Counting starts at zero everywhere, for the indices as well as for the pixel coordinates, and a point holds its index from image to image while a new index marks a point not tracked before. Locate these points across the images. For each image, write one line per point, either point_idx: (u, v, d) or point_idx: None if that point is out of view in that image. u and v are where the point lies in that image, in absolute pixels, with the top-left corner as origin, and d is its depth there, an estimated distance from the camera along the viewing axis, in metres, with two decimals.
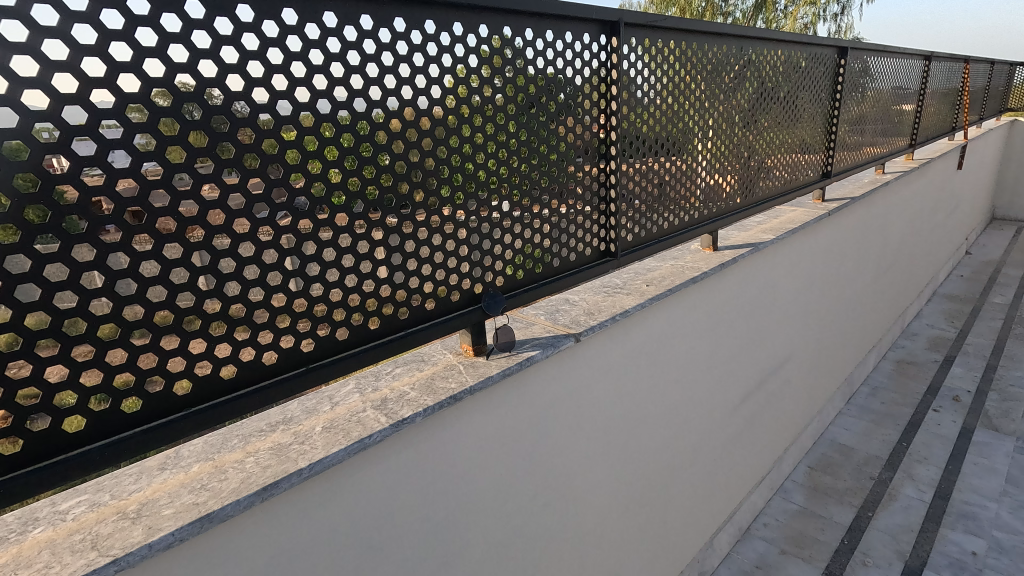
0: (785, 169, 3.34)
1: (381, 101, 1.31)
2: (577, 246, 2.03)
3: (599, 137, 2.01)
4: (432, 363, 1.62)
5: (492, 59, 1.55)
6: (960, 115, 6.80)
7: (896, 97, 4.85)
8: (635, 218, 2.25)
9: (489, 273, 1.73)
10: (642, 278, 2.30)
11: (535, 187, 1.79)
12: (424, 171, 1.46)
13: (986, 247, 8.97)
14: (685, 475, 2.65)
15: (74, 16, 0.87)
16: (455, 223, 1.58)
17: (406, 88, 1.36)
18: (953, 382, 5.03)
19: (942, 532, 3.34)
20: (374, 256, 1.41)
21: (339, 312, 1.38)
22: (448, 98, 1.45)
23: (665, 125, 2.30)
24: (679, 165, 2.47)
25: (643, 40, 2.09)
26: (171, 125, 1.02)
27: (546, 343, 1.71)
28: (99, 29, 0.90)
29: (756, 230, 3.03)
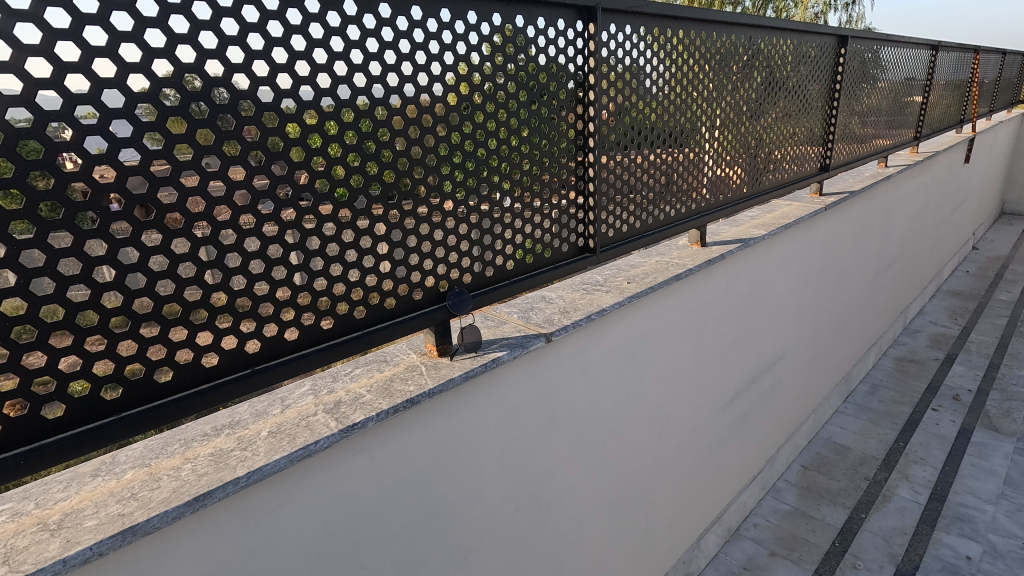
0: (790, 161, 3.24)
1: (331, 90, 1.20)
2: (554, 242, 1.94)
3: (577, 128, 1.90)
4: (393, 364, 1.56)
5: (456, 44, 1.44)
6: (970, 107, 6.62)
7: (904, 88, 4.70)
8: (619, 212, 2.14)
9: (457, 270, 1.64)
10: (624, 275, 2.22)
11: (507, 182, 1.69)
12: (382, 164, 1.34)
13: (994, 243, 8.79)
14: (670, 475, 2.60)
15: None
16: (418, 218, 1.48)
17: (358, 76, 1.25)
18: (954, 380, 4.92)
19: (936, 535, 3.27)
20: (327, 253, 1.29)
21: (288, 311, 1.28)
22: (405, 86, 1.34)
23: (669, 119, 2.24)
24: (686, 156, 2.41)
25: (655, 30, 2.07)
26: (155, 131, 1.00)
27: (515, 344, 1.64)
28: (1, 7, 0.80)
29: (749, 225, 2.93)
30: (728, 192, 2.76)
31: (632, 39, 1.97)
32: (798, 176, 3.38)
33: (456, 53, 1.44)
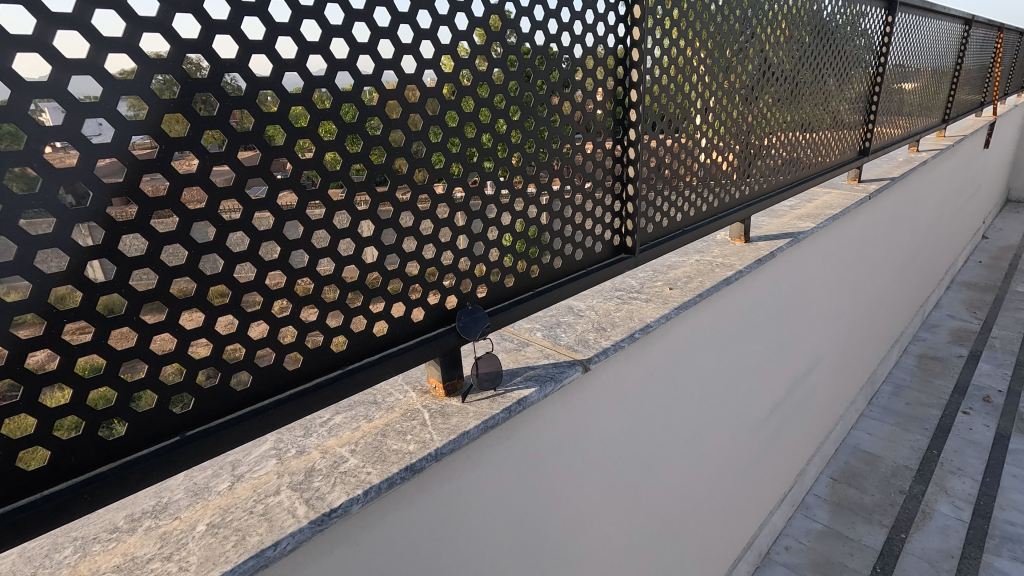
0: (827, 144, 2.87)
1: (290, 24, 0.75)
2: (583, 241, 1.50)
3: (617, 110, 1.48)
4: (385, 409, 1.17)
5: None
6: (991, 89, 6.29)
7: (936, 65, 4.35)
8: (657, 203, 1.72)
9: (468, 280, 1.20)
10: (662, 279, 1.84)
11: (534, 164, 1.23)
12: (366, 137, 0.90)
13: (1003, 231, 8.54)
14: (704, 505, 2.26)
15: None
16: (418, 214, 1.02)
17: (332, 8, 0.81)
18: (981, 379, 4.64)
19: (985, 558, 2.97)
20: (290, 264, 0.84)
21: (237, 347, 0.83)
22: (398, 26, 0.89)
23: (707, 94, 1.81)
24: (720, 142, 1.99)
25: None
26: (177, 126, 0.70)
27: (544, 376, 1.27)
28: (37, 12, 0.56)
29: (791, 216, 2.57)
30: (760, 182, 2.34)
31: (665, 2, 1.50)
32: (832, 162, 3.01)
33: None
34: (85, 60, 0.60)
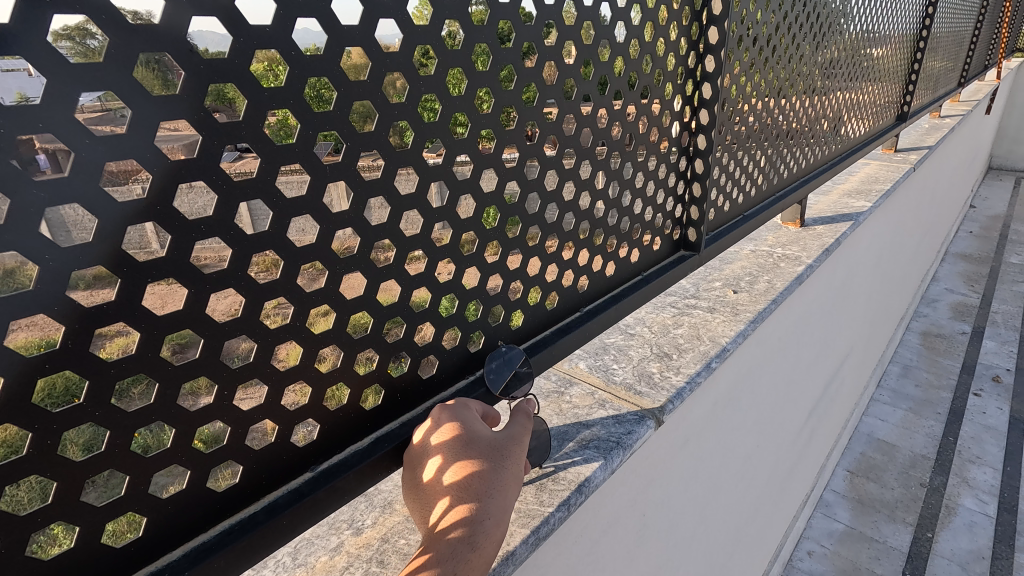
0: (872, 108, 2.54)
1: None
2: (643, 237, 1.16)
3: (693, 49, 1.10)
4: (381, 508, 0.78)
5: None
6: (996, 53, 6.04)
7: (960, 25, 4.03)
8: (726, 183, 1.40)
9: (500, 305, 0.86)
10: (719, 278, 1.48)
11: (589, 129, 0.90)
12: (350, 85, 0.56)
13: (990, 201, 8.44)
14: (745, 531, 1.96)
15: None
16: (429, 215, 0.70)
17: None
18: (989, 358, 4.48)
19: (1017, 558, 2.79)
20: (209, 318, 0.51)
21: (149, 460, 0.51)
22: None
23: (783, 39, 1.44)
24: (788, 101, 1.63)
25: None
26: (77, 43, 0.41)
27: (608, 442, 0.88)
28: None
29: (838, 193, 2.23)
30: (815, 149, 2.00)
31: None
32: (874, 129, 2.69)
33: None
34: (103, 63, 0.41)
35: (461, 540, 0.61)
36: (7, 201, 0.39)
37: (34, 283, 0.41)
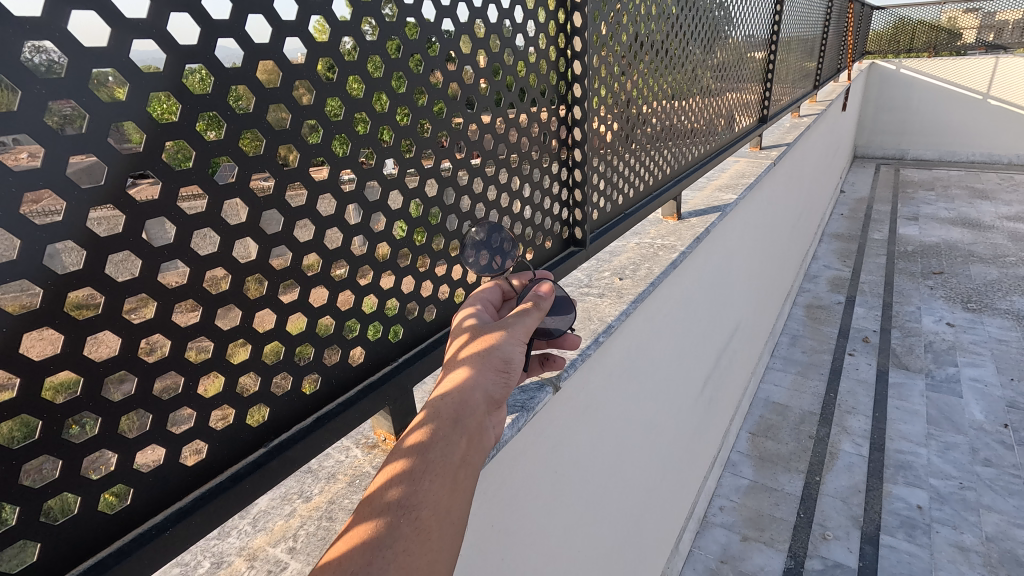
0: (738, 111, 2.93)
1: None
2: (535, 237, 1.36)
3: (561, 71, 1.32)
4: (325, 480, 0.92)
5: None
6: (845, 58, 6.94)
7: (809, 36, 4.65)
8: (604, 186, 1.63)
9: (414, 302, 1.01)
10: (609, 268, 1.72)
11: (478, 152, 1.09)
12: (273, 132, 0.70)
13: (856, 185, 9.56)
14: (657, 489, 2.22)
15: (33, 77, 0.48)
16: (348, 231, 0.83)
17: None
18: (859, 322, 5.14)
19: (886, 488, 3.28)
20: (174, 323, 0.63)
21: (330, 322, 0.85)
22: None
23: (641, 58, 1.69)
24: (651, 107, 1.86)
25: None
26: (71, 112, 0.52)
27: (515, 407, 1.07)
28: (34, 86, 0.48)
29: (711, 188, 2.57)
30: (686, 152, 2.30)
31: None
32: (742, 130, 3.09)
33: None
34: (85, 134, 0.52)
35: (446, 411, 0.65)
36: (17, 239, 0.49)
37: (39, 303, 0.51)
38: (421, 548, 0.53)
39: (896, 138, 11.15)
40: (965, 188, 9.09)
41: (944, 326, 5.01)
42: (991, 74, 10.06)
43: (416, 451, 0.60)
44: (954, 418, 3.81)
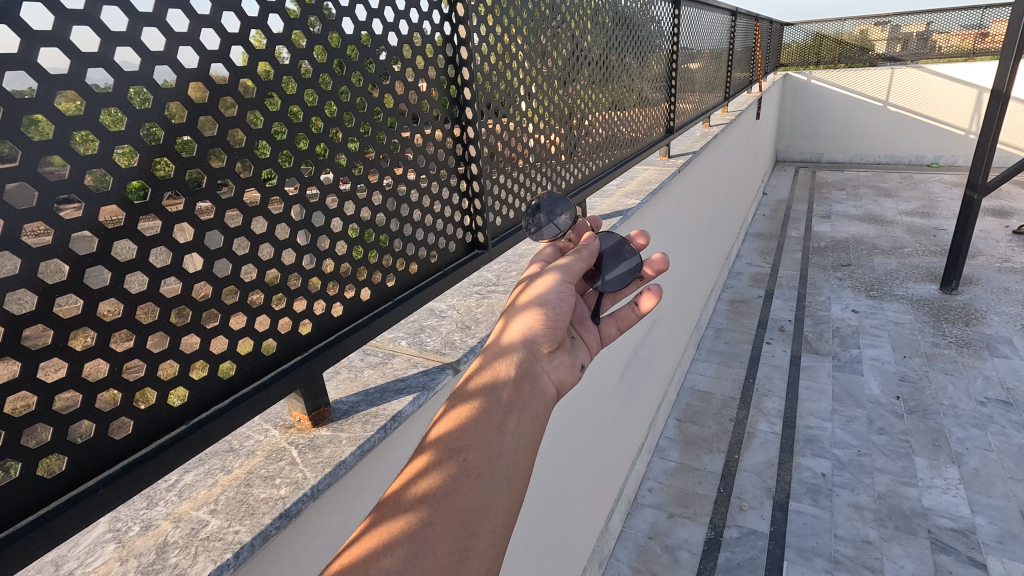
0: (637, 124, 3.25)
1: (82, 54, 0.72)
2: (437, 241, 1.55)
3: (450, 96, 1.54)
4: (245, 456, 1.06)
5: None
6: (755, 70, 7.55)
7: (714, 52, 5.09)
8: (501, 198, 1.87)
9: (321, 300, 1.17)
10: (516, 269, 1.92)
11: (376, 169, 1.27)
12: (182, 158, 0.85)
13: (777, 187, 10.27)
14: (580, 471, 2.42)
15: None
16: (253, 239, 0.99)
17: (147, 32, 0.79)
18: (777, 313, 5.59)
19: (796, 460, 3.62)
20: (98, 317, 0.77)
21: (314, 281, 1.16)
22: (221, 45, 0.89)
23: (516, 82, 1.93)
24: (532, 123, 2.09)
25: None
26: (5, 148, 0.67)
27: (418, 387, 1.24)
28: None
29: (619, 195, 2.84)
30: (582, 166, 2.58)
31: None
32: (645, 141, 3.42)
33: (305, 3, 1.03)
34: (18, 167, 0.67)
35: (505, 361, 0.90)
36: None
37: None
38: (470, 472, 0.75)
39: (811, 143, 12.03)
40: (872, 187, 9.93)
41: (849, 313, 5.51)
42: (889, 83, 11.06)
43: (471, 400, 0.82)
44: (855, 394, 4.23)
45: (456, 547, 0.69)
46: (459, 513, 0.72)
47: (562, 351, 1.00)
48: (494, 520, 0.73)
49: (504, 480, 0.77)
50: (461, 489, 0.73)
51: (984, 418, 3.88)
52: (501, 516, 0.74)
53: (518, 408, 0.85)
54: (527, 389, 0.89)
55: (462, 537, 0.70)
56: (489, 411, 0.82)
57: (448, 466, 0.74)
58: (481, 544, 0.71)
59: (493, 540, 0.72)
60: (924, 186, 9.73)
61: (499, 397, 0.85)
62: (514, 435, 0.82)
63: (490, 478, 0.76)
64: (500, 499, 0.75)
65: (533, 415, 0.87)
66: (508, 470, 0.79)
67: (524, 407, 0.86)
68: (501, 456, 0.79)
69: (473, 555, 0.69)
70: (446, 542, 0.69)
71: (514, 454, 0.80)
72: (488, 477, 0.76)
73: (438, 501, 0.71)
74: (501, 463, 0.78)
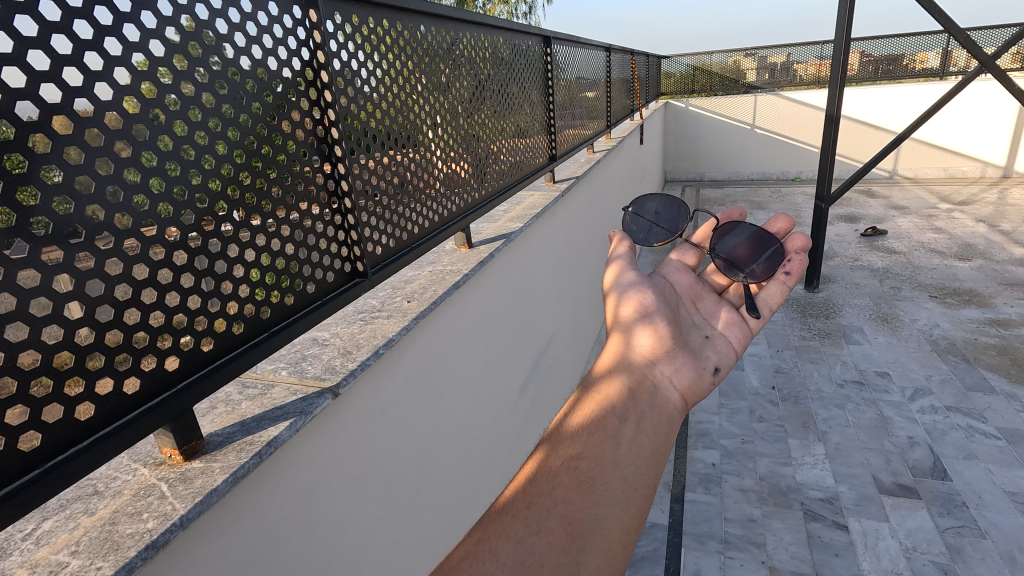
0: (523, 152, 3.48)
1: None
2: (315, 272, 1.61)
3: (320, 135, 1.64)
4: (111, 496, 1.07)
5: (145, 51, 1.08)
6: (634, 100, 8.23)
7: (593, 84, 5.53)
8: (381, 227, 1.95)
9: (188, 335, 1.20)
10: (401, 295, 2.02)
11: (243, 208, 1.34)
12: (23, 207, 0.91)
13: None
14: (484, 485, 2.51)
15: None
16: (109, 280, 1.03)
17: None
18: None
19: (690, 453, 3.92)
20: None
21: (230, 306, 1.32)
22: (64, 100, 0.95)
23: (396, 118, 2.07)
24: (418, 156, 2.24)
25: (352, 19, 1.80)
26: None
27: (295, 413, 1.29)
28: None
29: (505, 220, 3.03)
30: (470, 192, 2.72)
31: (340, 33, 1.72)
32: (531, 167, 3.66)
33: (154, 55, 1.10)
34: None
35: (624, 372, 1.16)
36: None
37: None
38: (583, 485, 0.93)
39: (694, 164, 13.14)
40: (747, 201, 11.01)
41: None
42: (753, 109, 12.40)
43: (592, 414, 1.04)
44: (738, 388, 4.67)
45: (569, 558, 0.84)
46: (572, 524, 0.88)
47: (686, 365, 1.24)
48: (607, 531, 0.89)
49: (620, 496, 0.93)
50: (575, 497, 0.91)
51: (843, 398, 4.42)
52: (614, 532, 0.89)
53: (632, 425, 1.04)
54: (645, 401, 1.11)
55: (575, 549, 0.85)
56: (608, 424, 1.02)
57: (563, 478, 0.94)
58: (596, 555, 0.86)
59: (606, 558, 0.86)
60: (790, 198, 10.94)
61: (615, 415, 1.05)
62: (630, 452, 0.99)
63: (603, 492, 0.92)
64: (612, 516, 0.90)
65: (648, 430, 1.04)
66: (623, 491, 0.94)
67: (639, 423, 1.05)
68: (617, 470, 0.96)
69: (585, 568, 0.84)
70: (559, 554, 0.84)
71: (628, 472, 0.96)
72: (601, 494, 0.92)
73: (555, 510, 0.89)
74: (615, 480, 0.95)
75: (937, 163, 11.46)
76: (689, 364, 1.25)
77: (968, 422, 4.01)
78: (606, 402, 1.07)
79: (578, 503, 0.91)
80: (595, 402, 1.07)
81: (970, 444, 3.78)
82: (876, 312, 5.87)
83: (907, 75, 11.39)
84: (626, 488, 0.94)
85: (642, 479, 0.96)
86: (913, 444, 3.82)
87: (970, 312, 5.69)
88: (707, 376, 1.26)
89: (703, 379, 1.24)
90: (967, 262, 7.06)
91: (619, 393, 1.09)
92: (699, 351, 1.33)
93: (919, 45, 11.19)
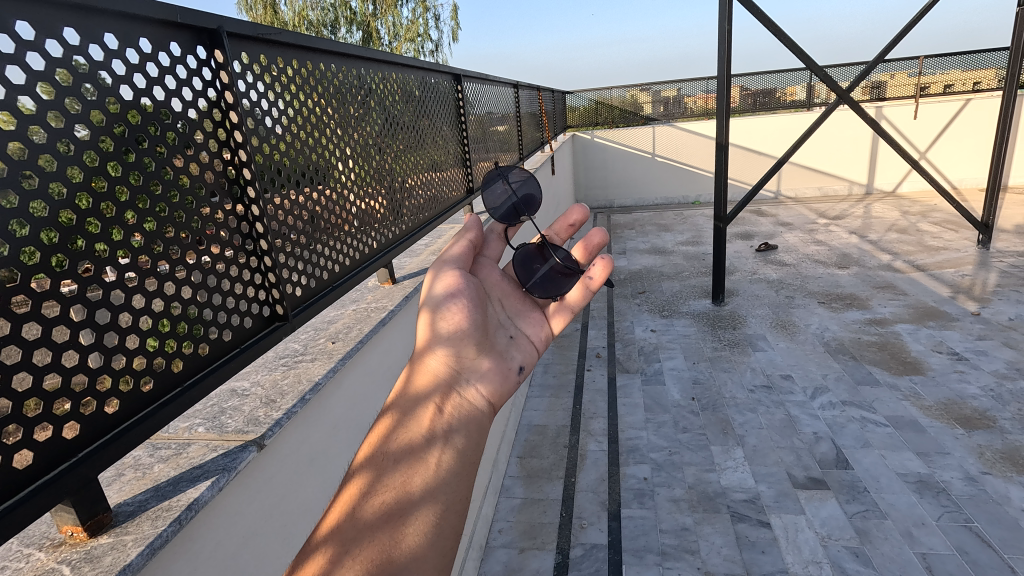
0: (439, 185, 3.52)
1: None
2: (231, 319, 1.53)
3: (230, 174, 1.58)
4: None
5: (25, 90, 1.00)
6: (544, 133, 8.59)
7: (503, 119, 5.70)
8: (300, 268, 1.90)
9: (91, 397, 1.10)
10: (325, 336, 1.96)
11: (146, 255, 1.26)
12: None
13: (583, 232, 11.55)
14: None
15: None
16: None
17: None
18: (593, 342, 6.23)
19: (622, 470, 4.03)
20: None
21: (138, 361, 1.23)
22: None
23: (309, 156, 2.05)
24: (334, 191, 2.22)
25: (259, 58, 1.77)
26: None
27: (217, 470, 1.21)
28: None
29: (426, 254, 3.05)
30: (387, 229, 2.71)
31: (247, 73, 1.68)
32: (449, 201, 3.72)
33: (39, 97, 1.02)
34: None
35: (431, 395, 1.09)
36: None
37: None
38: (395, 517, 0.86)
39: (604, 191, 13.86)
40: (654, 224, 11.69)
41: (649, 332, 6.38)
42: (652, 138, 13.29)
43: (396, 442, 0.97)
44: (662, 402, 4.88)
45: None
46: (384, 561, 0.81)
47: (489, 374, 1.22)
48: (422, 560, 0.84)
49: (437, 523, 0.88)
50: (386, 530, 0.84)
51: (755, 402, 4.74)
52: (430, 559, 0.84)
53: (441, 447, 0.99)
54: (454, 418, 1.06)
55: None
56: (418, 445, 0.98)
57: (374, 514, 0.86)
58: None
59: None
60: (692, 220, 11.76)
61: (423, 436, 1.00)
62: (442, 475, 0.95)
63: (415, 517, 0.87)
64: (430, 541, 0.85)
65: (460, 447, 1.01)
66: (442, 512, 0.90)
67: (449, 442, 1.01)
68: (432, 495, 0.91)
69: None
70: None
71: (442, 494, 0.92)
72: (415, 520, 0.87)
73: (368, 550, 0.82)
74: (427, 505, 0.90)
75: (813, 183, 12.83)
76: (495, 370, 1.23)
77: (861, 414, 4.43)
78: (411, 426, 1.01)
79: (392, 539, 0.84)
80: (404, 428, 0.99)
81: (865, 433, 4.16)
82: (775, 320, 6.39)
83: (780, 107, 12.71)
84: (441, 508, 0.91)
85: (456, 498, 0.93)
86: (819, 439, 4.15)
87: (853, 314, 6.36)
88: (512, 375, 1.25)
89: (508, 381, 1.23)
90: (845, 270, 7.89)
91: (423, 415, 1.03)
92: (505, 351, 1.31)
93: (788, 80, 12.55)
